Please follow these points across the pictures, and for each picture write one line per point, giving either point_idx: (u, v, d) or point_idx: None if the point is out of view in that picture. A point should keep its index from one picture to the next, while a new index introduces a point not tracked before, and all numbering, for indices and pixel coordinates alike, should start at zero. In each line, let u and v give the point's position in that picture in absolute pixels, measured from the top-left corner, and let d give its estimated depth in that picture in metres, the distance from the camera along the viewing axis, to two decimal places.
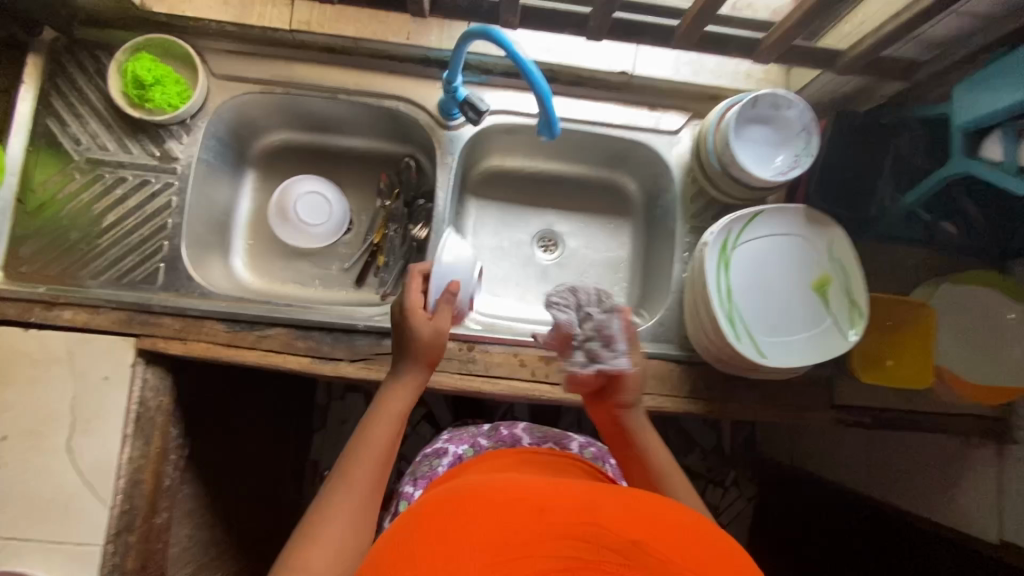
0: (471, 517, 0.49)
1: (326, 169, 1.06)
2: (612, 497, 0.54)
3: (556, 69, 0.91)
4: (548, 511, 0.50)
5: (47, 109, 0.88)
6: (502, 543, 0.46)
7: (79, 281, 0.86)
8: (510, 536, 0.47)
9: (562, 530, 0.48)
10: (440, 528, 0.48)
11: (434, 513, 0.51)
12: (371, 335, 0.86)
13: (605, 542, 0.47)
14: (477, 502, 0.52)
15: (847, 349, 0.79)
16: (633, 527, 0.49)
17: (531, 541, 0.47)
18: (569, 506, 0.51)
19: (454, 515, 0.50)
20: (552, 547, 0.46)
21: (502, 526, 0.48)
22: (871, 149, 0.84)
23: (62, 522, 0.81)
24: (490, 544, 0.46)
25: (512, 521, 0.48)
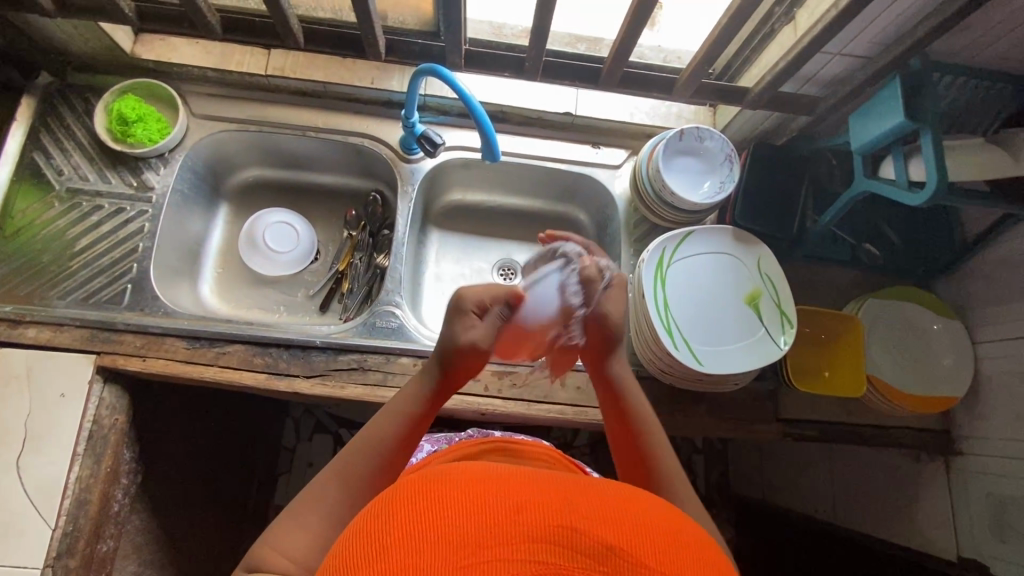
0: (434, 500, 0.40)
1: (297, 203, 1.13)
2: (598, 486, 0.44)
3: (507, 110, 1.01)
4: (525, 501, 0.40)
5: (35, 144, 0.95)
6: (467, 539, 0.37)
7: (46, 300, 0.89)
8: (477, 530, 0.38)
9: (539, 531, 0.38)
10: (399, 516, 0.39)
11: (396, 493, 0.42)
12: (327, 351, 0.89)
13: (589, 547, 0.38)
14: (444, 481, 0.42)
15: (779, 356, 0.83)
16: (621, 529, 0.40)
17: (500, 541, 0.37)
18: (548, 492, 0.42)
19: (416, 498, 0.40)
20: (526, 551, 0.37)
21: (470, 516, 0.38)
22: (788, 177, 0.93)
23: (2, 544, 0.79)
24: (452, 541, 0.37)
25: (481, 511, 0.39)
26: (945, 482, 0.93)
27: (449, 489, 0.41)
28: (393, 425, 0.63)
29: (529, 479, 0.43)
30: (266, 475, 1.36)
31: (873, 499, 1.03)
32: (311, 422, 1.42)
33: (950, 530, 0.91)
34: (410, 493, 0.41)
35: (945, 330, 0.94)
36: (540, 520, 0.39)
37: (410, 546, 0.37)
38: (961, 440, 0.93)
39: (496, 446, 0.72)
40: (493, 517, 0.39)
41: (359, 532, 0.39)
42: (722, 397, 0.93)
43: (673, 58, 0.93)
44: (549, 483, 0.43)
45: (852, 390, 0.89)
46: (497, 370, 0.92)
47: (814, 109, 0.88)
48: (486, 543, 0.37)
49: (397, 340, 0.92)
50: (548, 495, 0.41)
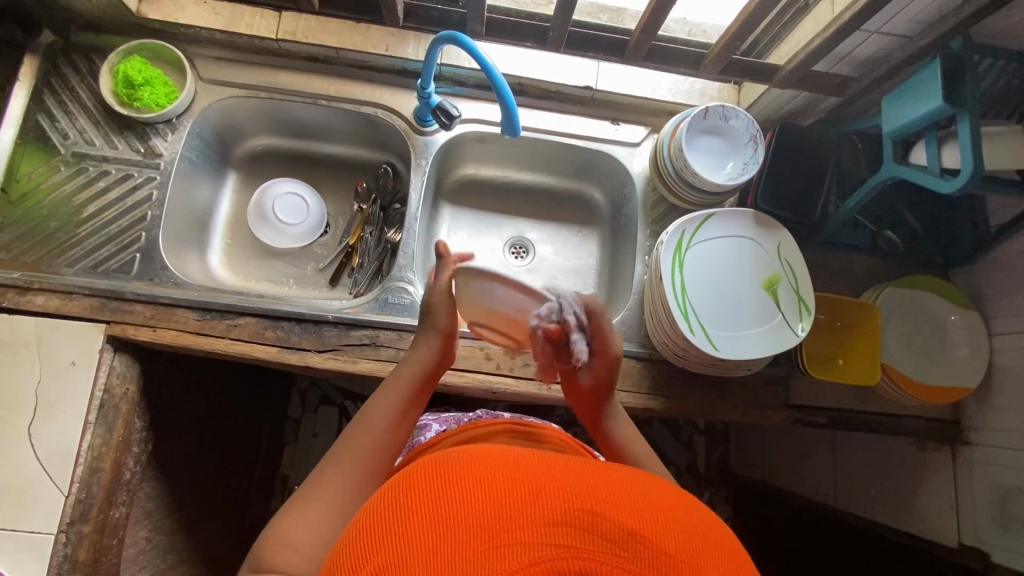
0: (454, 485, 0.39)
1: (305, 174, 1.11)
2: (619, 475, 0.44)
3: (525, 83, 0.99)
4: (544, 486, 0.39)
5: (39, 105, 0.92)
6: (488, 523, 0.36)
7: (55, 268, 0.87)
8: (497, 513, 0.37)
9: (560, 513, 0.37)
10: (420, 498, 0.39)
11: (416, 476, 0.42)
12: (339, 326, 0.88)
13: (611, 532, 0.37)
14: (463, 464, 0.42)
15: (796, 343, 0.83)
16: (641, 516, 0.39)
17: (521, 526, 0.36)
18: (569, 477, 0.41)
19: (437, 479, 0.40)
20: (546, 534, 0.36)
21: (489, 501, 0.38)
22: (814, 160, 0.91)
23: (17, 508, 0.79)
24: (472, 526, 0.36)
25: (501, 495, 0.38)
26: (951, 470, 0.93)
27: (468, 470, 0.41)
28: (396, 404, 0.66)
29: (548, 465, 0.42)
30: (272, 446, 1.37)
31: (876, 486, 1.03)
32: (317, 394, 1.43)
33: (951, 518, 0.91)
34: (430, 476, 0.41)
35: (962, 322, 0.93)
36: (560, 503, 0.38)
37: (432, 529, 0.36)
38: (970, 430, 0.93)
39: (508, 427, 0.72)
40: (511, 501, 0.38)
41: (380, 515, 0.39)
42: (733, 381, 0.93)
43: (699, 32, 0.90)
44: (567, 468, 0.42)
45: (867, 377, 0.89)
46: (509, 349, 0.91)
47: (845, 90, 0.85)
48: (507, 527, 0.36)
49: (409, 317, 0.91)
50: (569, 480, 0.40)
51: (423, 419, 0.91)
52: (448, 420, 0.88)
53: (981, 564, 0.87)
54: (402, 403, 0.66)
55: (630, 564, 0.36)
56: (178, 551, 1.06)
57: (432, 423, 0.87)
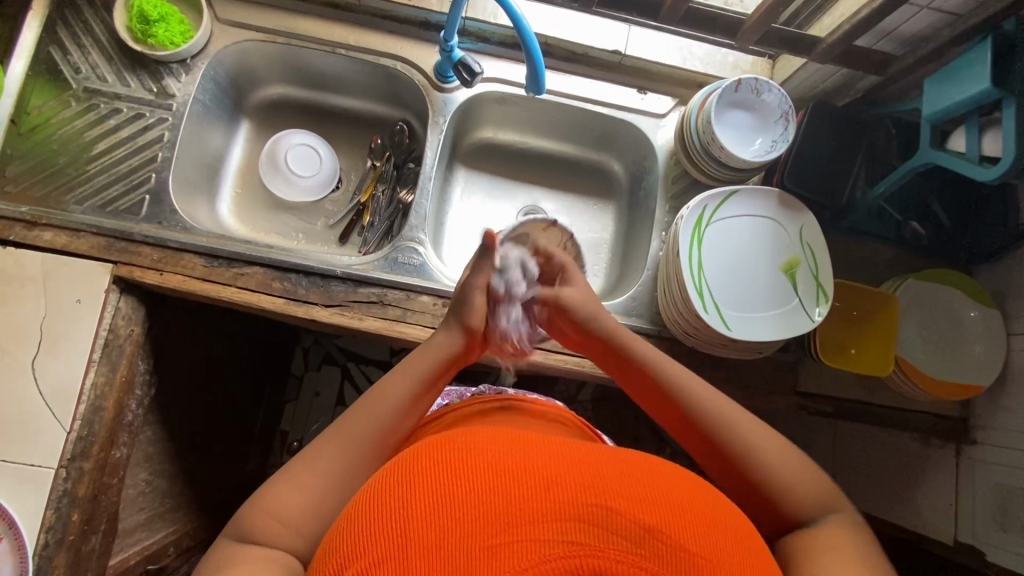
0: (461, 477, 0.39)
1: (320, 127, 1.08)
2: (631, 461, 0.43)
3: (551, 42, 0.95)
4: (554, 480, 0.39)
5: (51, 37, 0.90)
6: (496, 519, 0.36)
7: (63, 205, 0.86)
8: (506, 508, 0.36)
9: (571, 509, 0.37)
10: (425, 488, 0.38)
11: (419, 464, 0.41)
12: (347, 282, 0.87)
13: (625, 528, 0.36)
14: (470, 454, 0.41)
15: (811, 328, 0.81)
16: (655, 508, 0.38)
17: (531, 522, 0.36)
18: (579, 468, 0.40)
19: (442, 469, 0.40)
20: (558, 531, 0.36)
21: (497, 497, 0.37)
22: (846, 143, 0.88)
23: (19, 441, 0.79)
24: (479, 522, 0.36)
25: (511, 489, 0.38)
26: (954, 468, 0.92)
27: (474, 462, 0.40)
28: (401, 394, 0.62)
29: (558, 456, 0.41)
30: (273, 402, 1.37)
31: (876, 479, 1.03)
32: (320, 353, 1.43)
33: (950, 515, 0.91)
34: (435, 464, 0.40)
35: (981, 319, 0.90)
36: (571, 498, 0.37)
37: (439, 522, 0.36)
38: (978, 429, 0.91)
39: (512, 404, 0.71)
40: (521, 497, 0.37)
41: (383, 500, 0.39)
42: (741, 364, 0.91)
43: (736, 1, 0.87)
44: (578, 459, 0.41)
45: (878, 369, 0.87)
46: None
47: (886, 70, 0.81)
48: (517, 522, 0.36)
49: (418, 278, 0.89)
50: (580, 471, 0.40)
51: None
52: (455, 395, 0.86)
53: (977, 562, 0.86)
54: (409, 394, 0.63)
55: (645, 560, 0.35)
56: (177, 496, 1.07)
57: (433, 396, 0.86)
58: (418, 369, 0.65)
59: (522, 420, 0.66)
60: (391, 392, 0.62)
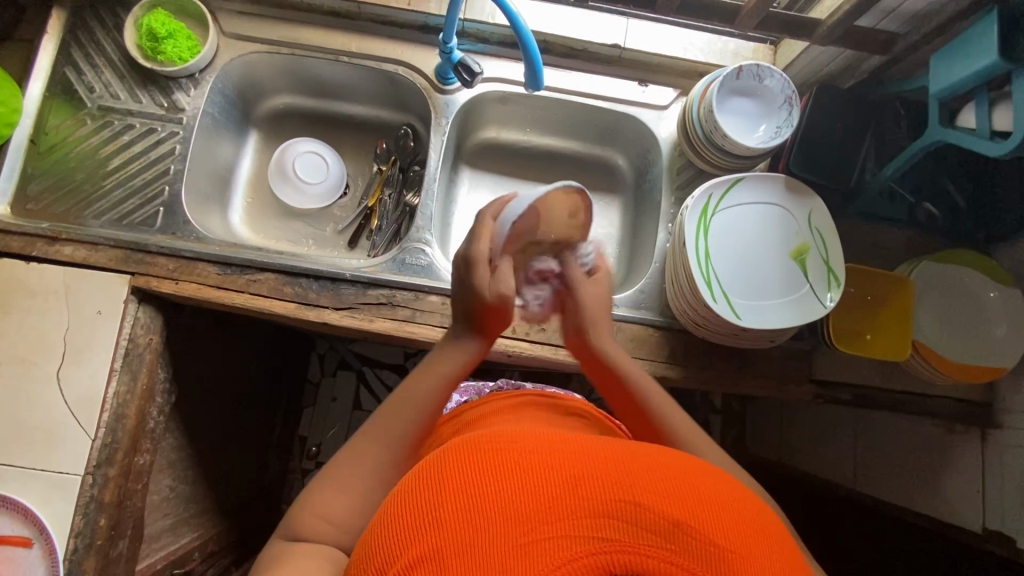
0: (487, 475, 0.39)
1: (327, 134, 1.10)
2: (658, 458, 0.43)
3: (550, 40, 0.96)
4: (581, 477, 0.39)
5: (66, 59, 0.93)
6: (525, 517, 0.36)
7: (82, 220, 0.89)
8: (536, 506, 0.36)
9: (600, 506, 0.37)
10: (453, 488, 0.38)
11: (446, 464, 0.41)
12: (356, 285, 0.88)
13: (654, 523, 0.36)
14: (497, 451, 0.41)
15: (824, 314, 0.80)
16: (682, 503, 0.38)
17: (561, 519, 0.36)
18: (606, 465, 0.40)
19: (469, 469, 0.40)
20: (587, 527, 0.36)
21: (526, 495, 0.37)
22: (853, 126, 0.87)
23: (47, 449, 0.82)
24: (508, 520, 0.36)
25: (540, 487, 0.38)
26: (980, 453, 0.90)
27: (502, 460, 0.40)
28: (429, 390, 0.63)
29: (583, 453, 0.41)
30: (292, 407, 1.40)
31: (899, 466, 1.00)
32: (336, 358, 1.45)
33: (977, 502, 0.88)
34: (460, 463, 0.40)
35: (1002, 299, 0.88)
36: (599, 494, 0.37)
37: (469, 523, 0.36)
38: (1002, 412, 0.89)
39: (535, 400, 0.72)
40: (550, 494, 0.37)
41: (412, 503, 0.39)
42: (754, 353, 0.91)
43: None
44: (603, 455, 0.41)
45: (894, 353, 0.86)
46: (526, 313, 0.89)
47: (891, 48, 0.80)
48: (547, 520, 0.36)
49: (425, 278, 0.90)
50: (607, 467, 0.40)
51: None
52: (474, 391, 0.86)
53: (1006, 549, 0.84)
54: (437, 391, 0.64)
55: (676, 556, 0.35)
56: (199, 501, 1.09)
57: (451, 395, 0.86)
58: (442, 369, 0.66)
59: (550, 418, 0.66)
60: (420, 395, 0.63)
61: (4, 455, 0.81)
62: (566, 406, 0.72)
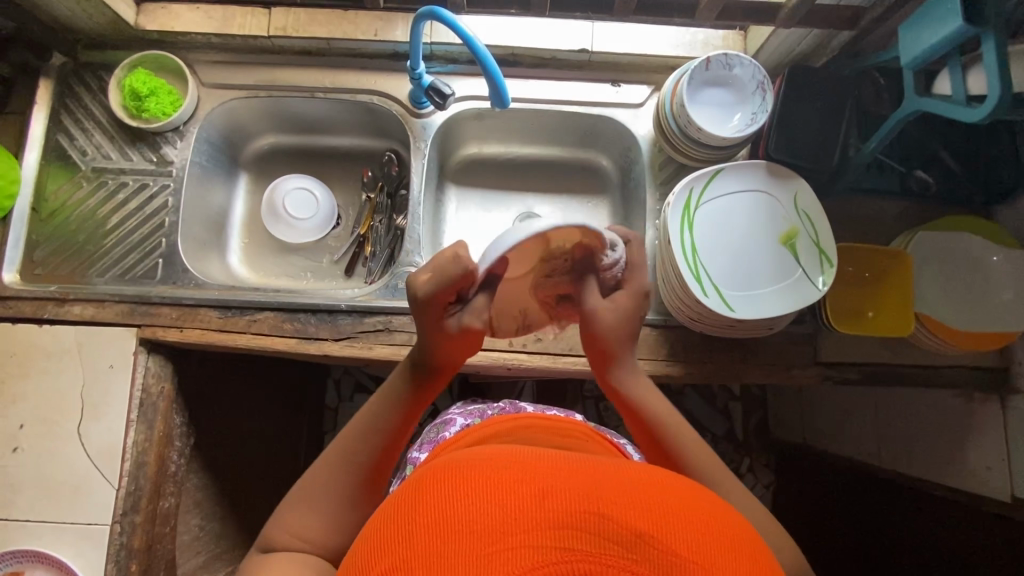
0: (460, 489, 0.40)
1: (313, 168, 1.12)
2: (632, 474, 0.44)
3: (518, 52, 0.97)
4: (549, 490, 0.39)
5: (58, 126, 0.97)
6: (491, 528, 0.37)
7: (87, 279, 0.93)
8: (502, 518, 0.37)
9: (566, 516, 0.37)
10: (429, 503, 0.40)
11: (425, 485, 0.42)
12: (353, 314, 0.90)
13: (619, 533, 0.36)
14: (472, 469, 0.42)
15: (819, 296, 0.79)
16: (649, 516, 0.38)
17: (526, 529, 0.36)
18: (577, 478, 0.41)
19: (444, 486, 0.41)
20: (551, 537, 0.36)
21: (495, 507, 0.38)
22: (831, 103, 0.85)
23: (75, 503, 0.85)
24: (475, 532, 0.36)
25: (508, 499, 0.38)
26: (1001, 420, 0.87)
27: (475, 477, 0.41)
28: (387, 417, 0.62)
29: (556, 469, 0.42)
30: (312, 435, 1.42)
31: (921, 441, 0.98)
32: (351, 382, 1.47)
33: (1003, 472, 0.85)
34: (437, 482, 0.42)
35: (1005, 262, 0.85)
36: (566, 505, 0.38)
37: (439, 536, 0.37)
38: (1020, 376, 0.87)
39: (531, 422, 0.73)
40: (516, 506, 0.38)
41: (391, 523, 0.40)
42: (756, 341, 0.90)
43: None
44: (575, 472, 0.42)
45: (901, 327, 0.84)
46: None
47: (858, 23, 0.79)
48: (512, 530, 0.36)
49: None
50: (577, 481, 0.40)
51: (449, 412, 0.92)
52: (479, 412, 0.88)
53: None
54: (391, 418, 0.62)
55: (637, 565, 0.35)
56: (228, 537, 1.12)
57: (456, 418, 0.88)
58: (393, 388, 0.63)
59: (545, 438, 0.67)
60: (376, 420, 0.62)
61: (35, 513, 0.85)
62: (567, 427, 0.75)
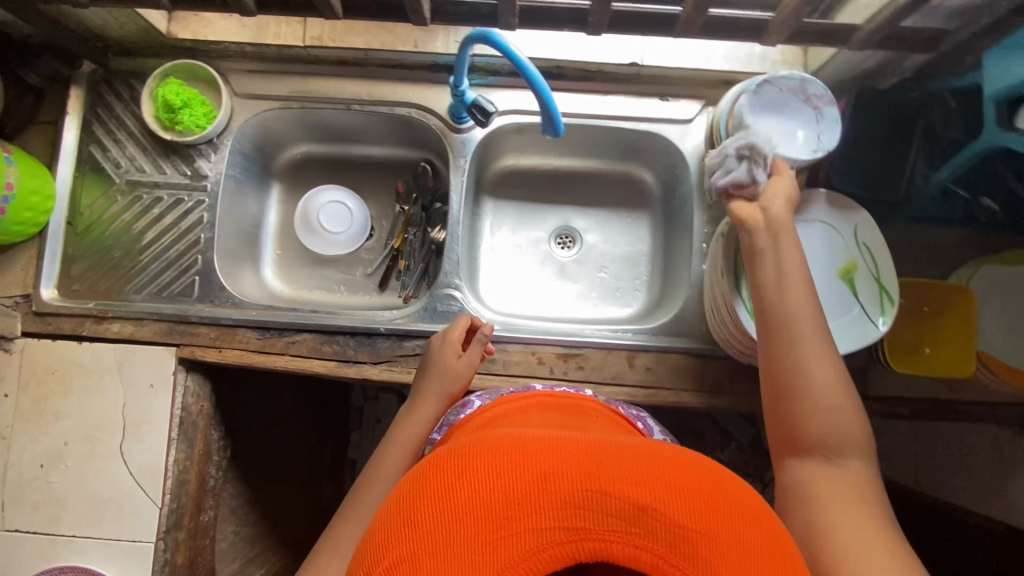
0: (454, 472, 0.37)
1: (345, 177, 1.09)
2: (632, 438, 0.41)
3: (564, 65, 0.93)
4: (547, 462, 0.36)
5: (90, 136, 0.94)
6: (489, 511, 0.34)
7: (125, 295, 0.92)
8: (501, 501, 0.35)
9: (568, 494, 0.35)
10: (421, 493, 0.37)
11: (415, 473, 0.40)
12: (392, 338, 0.89)
13: (624, 510, 0.34)
14: (465, 449, 0.39)
15: (878, 336, 0.76)
16: (655, 485, 0.36)
17: (527, 511, 0.34)
18: (577, 448, 0.38)
19: (434, 472, 0.38)
20: (554, 520, 0.34)
21: (491, 489, 0.35)
22: (898, 130, 0.81)
23: (120, 520, 0.86)
24: (473, 517, 0.34)
25: (505, 477, 0.36)
26: None
27: (468, 456, 0.38)
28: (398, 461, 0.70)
29: (552, 439, 0.39)
30: None
31: None
32: None
33: None
34: (429, 468, 0.39)
35: None
36: (567, 481, 0.35)
37: (434, 525, 0.35)
38: None
39: (541, 401, 0.71)
40: (514, 486, 0.35)
41: (383, 516, 0.38)
42: None
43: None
44: (574, 442, 0.39)
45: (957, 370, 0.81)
46: (562, 353, 0.88)
47: (936, 46, 0.74)
48: (511, 513, 0.34)
49: None
50: (577, 450, 0.38)
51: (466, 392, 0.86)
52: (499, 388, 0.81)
53: None
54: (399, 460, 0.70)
55: (643, 541, 0.34)
56: (264, 543, 1.14)
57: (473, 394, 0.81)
58: (403, 430, 0.73)
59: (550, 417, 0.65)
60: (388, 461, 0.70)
61: (82, 528, 0.86)
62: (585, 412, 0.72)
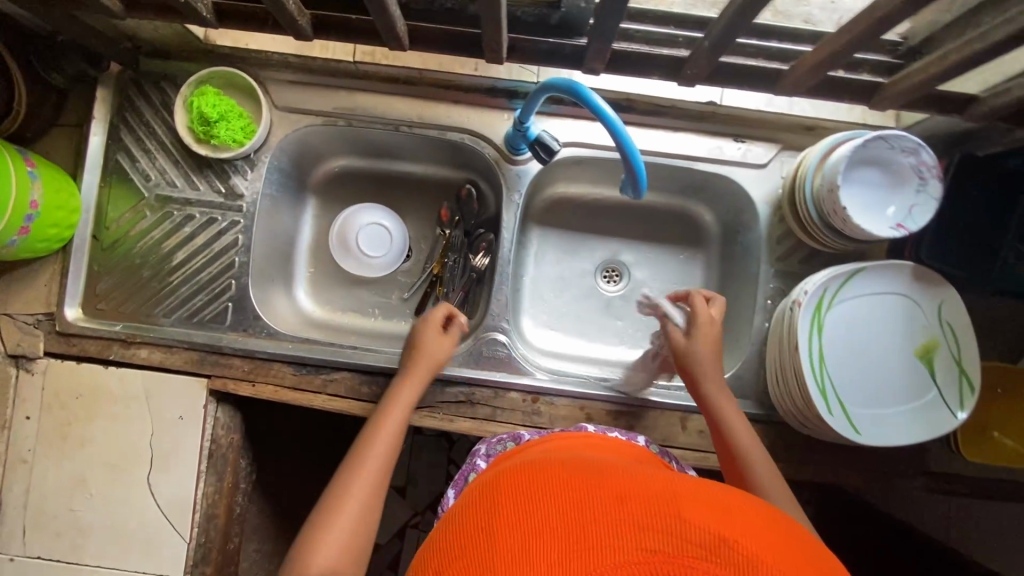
0: (535, 496, 0.40)
1: (384, 194, 1.03)
2: (706, 487, 0.43)
3: (635, 98, 0.86)
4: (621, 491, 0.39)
5: (117, 144, 0.87)
6: (569, 527, 0.36)
7: (153, 318, 0.87)
8: (579, 519, 0.37)
9: (642, 517, 0.36)
10: (505, 507, 0.40)
11: (497, 492, 0.43)
12: (434, 383, 0.85)
13: (700, 535, 0.35)
14: (546, 478, 0.43)
15: (954, 427, 0.73)
16: (731, 526, 0.36)
17: (603, 528, 0.36)
18: (653, 489, 0.40)
19: (517, 492, 0.42)
20: (631, 539, 0.35)
21: (570, 511, 0.38)
22: (998, 208, 0.76)
23: (146, 553, 0.84)
24: (552, 531, 0.37)
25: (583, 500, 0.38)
26: None
27: (550, 484, 0.42)
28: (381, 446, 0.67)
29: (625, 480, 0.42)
30: None
31: None
32: None
33: None
34: (512, 488, 0.42)
35: None
36: (641, 508, 0.37)
37: (515, 533, 0.37)
38: None
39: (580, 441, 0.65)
40: (591, 510, 0.38)
41: (464, 524, 0.41)
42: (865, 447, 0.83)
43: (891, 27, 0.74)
44: (645, 484, 0.41)
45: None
46: (612, 409, 0.84)
47: None
48: (588, 529, 0.36)
49: (503, 372, 0.86)
50: (652, 490, 0.40)
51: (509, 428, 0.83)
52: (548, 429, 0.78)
53: None
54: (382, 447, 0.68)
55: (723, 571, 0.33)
56: None
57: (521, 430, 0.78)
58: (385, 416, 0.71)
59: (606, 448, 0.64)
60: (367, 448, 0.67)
61: (107, 558, 0.84)
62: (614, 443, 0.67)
